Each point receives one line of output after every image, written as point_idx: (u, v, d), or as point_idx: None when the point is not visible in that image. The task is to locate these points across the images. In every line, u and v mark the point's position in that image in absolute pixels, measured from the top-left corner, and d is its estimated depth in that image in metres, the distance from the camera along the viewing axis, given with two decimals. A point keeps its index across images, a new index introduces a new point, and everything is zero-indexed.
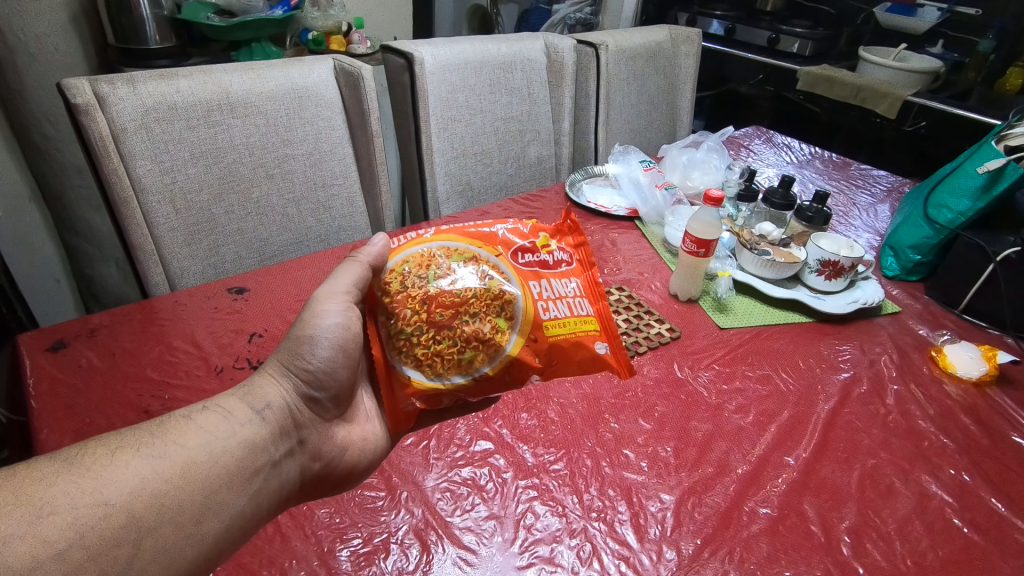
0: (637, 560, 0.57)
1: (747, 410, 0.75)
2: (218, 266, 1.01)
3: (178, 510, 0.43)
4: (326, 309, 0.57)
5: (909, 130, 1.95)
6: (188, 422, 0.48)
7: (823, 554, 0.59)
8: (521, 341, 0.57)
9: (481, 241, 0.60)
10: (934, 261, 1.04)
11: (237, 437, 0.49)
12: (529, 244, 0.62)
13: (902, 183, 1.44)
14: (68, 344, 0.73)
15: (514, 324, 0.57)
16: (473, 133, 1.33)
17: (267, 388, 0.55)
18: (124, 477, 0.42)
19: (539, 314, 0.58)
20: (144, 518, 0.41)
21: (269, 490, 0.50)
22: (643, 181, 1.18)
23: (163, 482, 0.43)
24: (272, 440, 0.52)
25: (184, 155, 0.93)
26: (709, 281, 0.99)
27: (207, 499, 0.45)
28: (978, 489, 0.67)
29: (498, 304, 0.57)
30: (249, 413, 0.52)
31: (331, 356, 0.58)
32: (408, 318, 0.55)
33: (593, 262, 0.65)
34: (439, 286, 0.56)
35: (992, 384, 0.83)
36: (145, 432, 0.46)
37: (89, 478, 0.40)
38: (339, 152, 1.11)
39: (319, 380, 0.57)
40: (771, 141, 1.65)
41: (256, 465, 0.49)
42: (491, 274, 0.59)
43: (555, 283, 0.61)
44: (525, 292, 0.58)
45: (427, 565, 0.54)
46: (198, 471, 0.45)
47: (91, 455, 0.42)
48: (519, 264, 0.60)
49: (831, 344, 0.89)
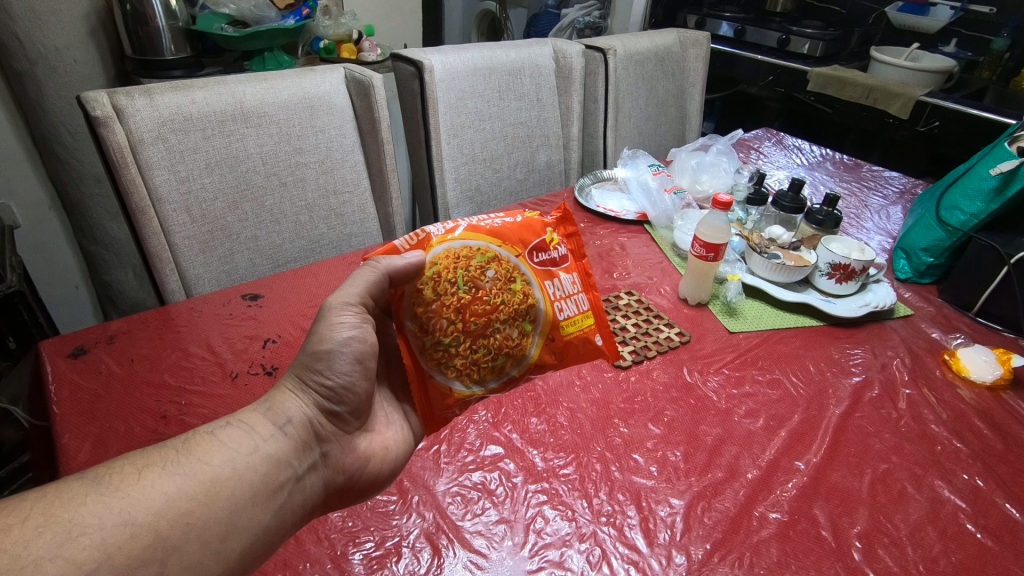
0: (647, 564, 0.57)
1: (757, 414, 0.75)
2: (232, 272, 1.02)
3: (204, 527, 0.44)
4: (341, 322, 0.58)
5: (922, 130, 1.92)
6: (212, 439, 0.49)
7: (835, 559, 0.58)
8: (542, 343, 0.62)
9: (501, 240, 0.62)
10: (947, 264, 1.03)
11: (260, 453, 0.50)
12: (542, 242, 0.64)
13: (915, 185, 1.43)
14: (88, 351, 0.76)
15: (536, 327, 0.62)
16: (482, 139, 1.34)
17: (288, 404, 0.56)
18: (151, 495, 0.43)
19: (556, 315, 0.62)
20: (169, 537, 0.42)
21: (294, 506, 0.51)
22: (652, 185, 1.18)
23: (188, 500, 0.44)
24: (295, 455, 0.53)
25: (199, 165, 0.94)
26: (719, 285, 0.99)
27: (232, 516, 0.46)
28: (991, 494, 0.66)
29: (524, 309, 0.60)
30: (271, 428, 0.53)
31: (349, 370, 0.59)
32: (443, 328, 0.57)
33: (584, 253, 0.68)
34: (472, 294, 0.58)
35: (1006, 388, 0.82)
36: (171, 449, 0.47)
37: (116, 498, 0.42)
38: (350, 159, 1.12)
39: (338, 394, 0.58)
40: (782, 143, 1.64)
41: (279, 481, 0.50)
42: (514, 278, 0.61)
43: (565, 281, 0.64)
44: (543, 295, 0.62)
45: (438, 568, 0.55)
46: (223, 488, 0.46)
47: (118, 474, 0.43)
48: (535, 265, 0.63)
49: (842, 348, 0.88)
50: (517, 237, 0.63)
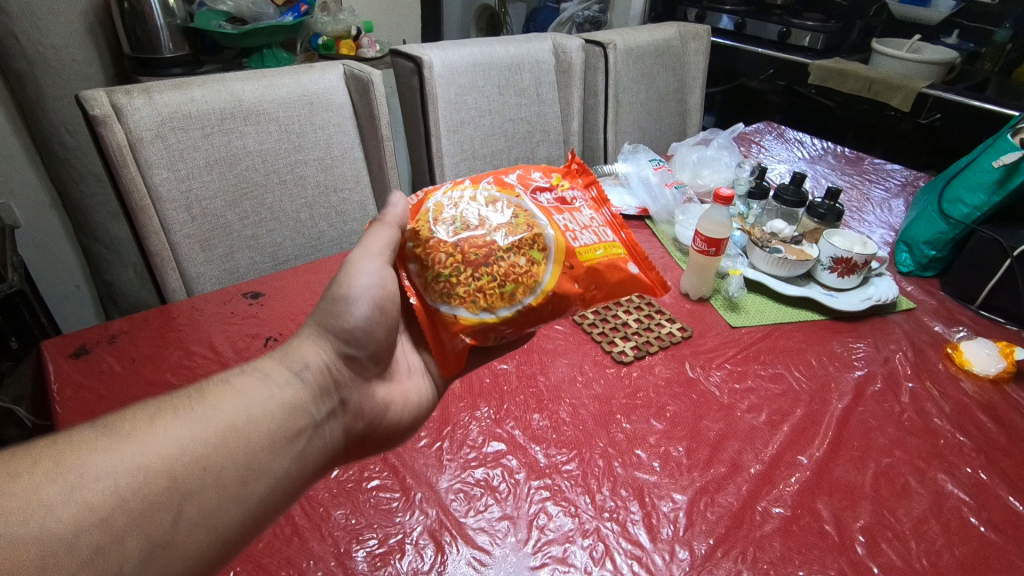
0: (650, 560, 0.57)
1: (759, 409, 0.75)
2: (234, 271, 1.02)
3: (221, 472, 0.43)
4: (361, 268, 0.57)
5: (924, 122, 1.92)
6: (227, 387, 0.47)
7: (838, 554, 0.58)
8: (558, 270, 0.60)
9: (501, 185, 0.64)
10: (948, 258, 1.03)
11: (277, 399, 0.49)
12: (546, 185, 0.66)
13: (917, 178, 1.42)
14: (90, 350, 0.76)
15: (548, 256, 0.60)
16: (482, 134, 1.33)
17: (306, 350, 0.54)
18: (164, 441, 0.41)
19: (570, 243, 0.61)
20: (186, 481, 0.41)
21: (313, 451, 0.50)
22: (653, 180, 1.18)
23: (203, 445, 0.43)
24: (314, 401, 0.52)
25: (199, 164, 0.94)
26: (720, 280, 0.99)
27: (251, 461, 0.45)
28: (995, 487, 0.66)
29: (530, 238, 0.59)
30: (287, 375, 0.52)
31: (368, 315, 0.57)
32: (443, 261, 0.57)
33: (607, 199, 0.72)
34: (471, 229, 0.59)
35: (1009, 380, 0.82)
36: (184, 397, 0.45)
37: (128, 441, 0.40)
38: (350, 156, 1.12)
39: (357, 339, 0.56)
40: (783, 137, 1.64)
41: (298, 427, 0.49)
42: (517, 214, 0.61)
43: (577, 218, 0.65)
44: (552, 225, 0.61)
45: (441, 565, 0.55)
46: (238, 434, 0.45)
47: (129, 421, 0.42)
48: (539, 203, 0.64)
49: (844, 342, 0.88)
50: (515, 182, 0.65)
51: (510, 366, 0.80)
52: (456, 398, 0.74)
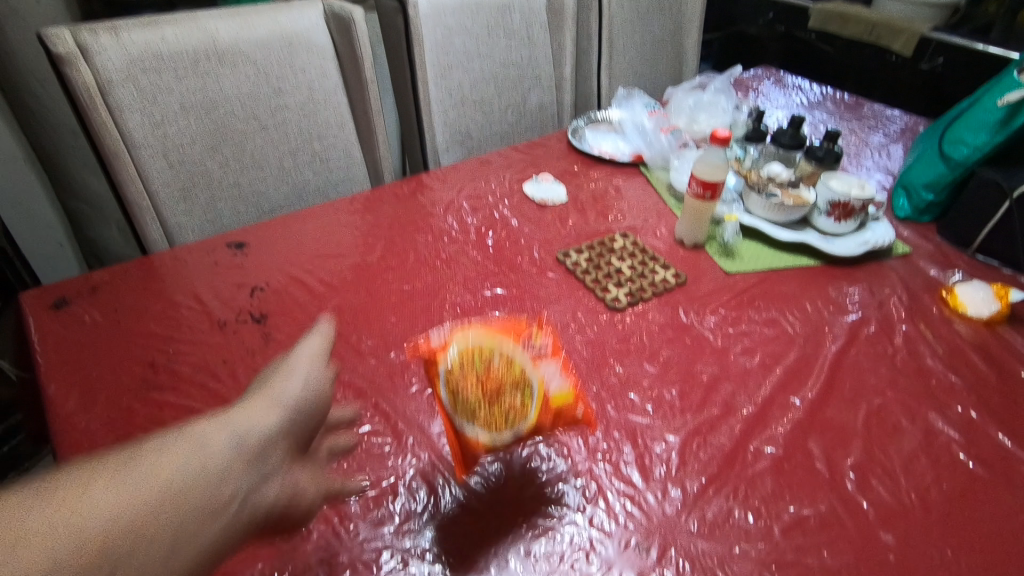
0: (643, 498, 0.57)
1: (753, 352, 0.75)
2: (217, 221, 1.00)
3: (151, 545, 0.34)
4: (292, 369, 0.48)
5: (925, 68, 1.88)
6: (158, 445, 0.38)
7: (828, 491, 0.59)
8: (540, 411, 0.59)
9: (503, 334, 0.65)
10: (946, 202, 1.01)
11: (209, 464, 0.39)
12: (530, 338, 0.67)
13: (917, 122, 1.39)
14: (70, 301, 0.74)
15: (532, 400, 0.59)
16: (471, 80, 1.28)
17: (241, 413, 0.43)
18: (86, 513, 0.33)
19: (550, 390, 0.61)
20: (115, 554, 0.33)
21: (245, 525, 0.40)
22: (648, 126, 1.15)
23: (134, 513, 0.34)
24: (247, 470, 0.41)
25: (174, 108, 0.90)
26: (715, 226, 0.97)
27: (184, 532, 0.36)
28: (984, 425, 0.67)
29: (524, 385, 0.59)
30: (222, 441, 0.41)
31: (309, 394, 0.47)
32: (471, 393, 0.58)
33: (561, 347, 0.70)
34: (489, 374, 0.59)
35: (1002, 322, 0.82)
36: (117, 456, 0.36)
37: (49, 505, 0.32)
38: (333, 101, 1.07)
39: (298, 407, 0.46)
40: (781, 82, 1.59)
41: (231, 498, 0.39)
42: (516, 359, 0.62)
43: (550, 362, 0.64)
44: (541, 373, 0.62)
45: (435, 506, 0.55)
46: (177, 500, 0.36)
47: (51, 486, 0.33)
48: (528, 350, 0.64)
49: (839, 286, 0.87)
50: (504, 332, 0.66)
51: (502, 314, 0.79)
52: None
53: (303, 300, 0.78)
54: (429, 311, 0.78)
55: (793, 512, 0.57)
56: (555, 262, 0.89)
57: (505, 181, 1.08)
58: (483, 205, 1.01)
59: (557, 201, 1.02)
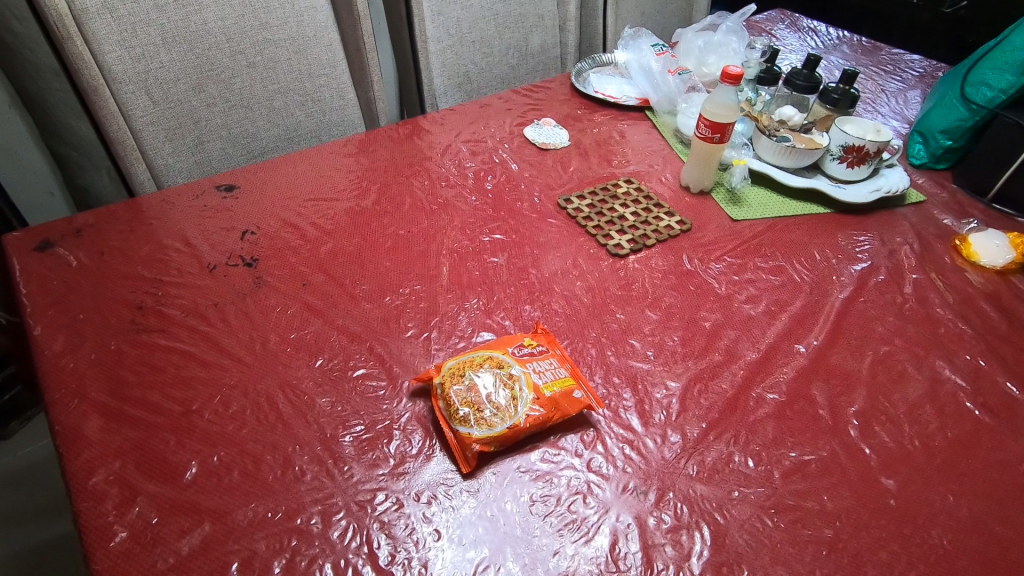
0: (641, 443, 0.56)
1: (758, 300, 0.73)
2: (206, 163, 0.97)
3: None
4: None
5: (947, 12, 1.80)
6: None
7: (831, 436, 0.58)
8: (531, 406, 0.55)
9: (490, 346, 0.62)
10: (965, 147, 0.97)
11: None
12: (523, 340, 0.63)
13: (936, 68, 1.33)
14: (54, 244, 0.72)
15: (521, 398, 0.56)
16: (470, 17, 1.22)
17: None
18: None
19: (541, 384, 0.57)
20: None
21: None
22: (654, 67, 1.08)
23: None
24: None
25: (155, 40, 0.85)
26: (723, 171, 0.94)
27: None
28: (992, 373, 0.65)
29: (509, 385, 0.56)
30: None
31: None
32: (451, 402, 0.55)
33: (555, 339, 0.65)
34: (468, 382, 0.56)
35: (1016, 272, 0.79)
36: None
37: None
38: (325, 37, 1.01)
39: None
40: (796, 25, 1.51)
41: None
42: (501, 363, 0.59)
43: (543, 360, 0.61)
44: (526, 371, 0.58)
45: (429, 450, 0.54)
46: None
47: None
48: (519, 353, 0.61)
49: (849, 234, 0.85)
50: (497, 341, 0.63)
51: (501, 260, 0.76)
52: (444, 290, 0.71)
53: (295, 244, 0.76)
54: (425, 257, 0.76)
55: (794, 457, 0.56)
56: (556, 208, 0.86)
57: (505, 124, 1.04)
58: (482, 149, 0.97)
59: (558, 146, 0.98)
